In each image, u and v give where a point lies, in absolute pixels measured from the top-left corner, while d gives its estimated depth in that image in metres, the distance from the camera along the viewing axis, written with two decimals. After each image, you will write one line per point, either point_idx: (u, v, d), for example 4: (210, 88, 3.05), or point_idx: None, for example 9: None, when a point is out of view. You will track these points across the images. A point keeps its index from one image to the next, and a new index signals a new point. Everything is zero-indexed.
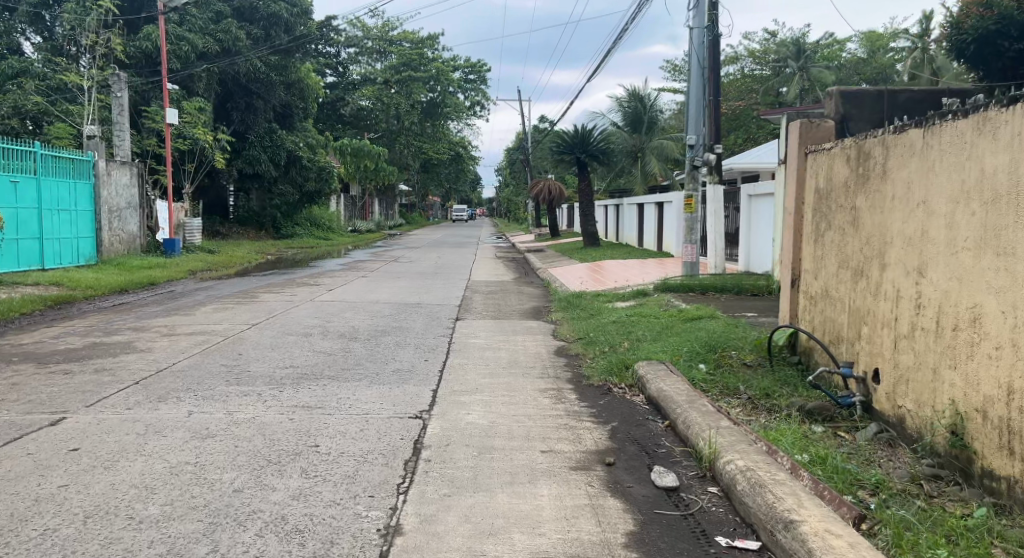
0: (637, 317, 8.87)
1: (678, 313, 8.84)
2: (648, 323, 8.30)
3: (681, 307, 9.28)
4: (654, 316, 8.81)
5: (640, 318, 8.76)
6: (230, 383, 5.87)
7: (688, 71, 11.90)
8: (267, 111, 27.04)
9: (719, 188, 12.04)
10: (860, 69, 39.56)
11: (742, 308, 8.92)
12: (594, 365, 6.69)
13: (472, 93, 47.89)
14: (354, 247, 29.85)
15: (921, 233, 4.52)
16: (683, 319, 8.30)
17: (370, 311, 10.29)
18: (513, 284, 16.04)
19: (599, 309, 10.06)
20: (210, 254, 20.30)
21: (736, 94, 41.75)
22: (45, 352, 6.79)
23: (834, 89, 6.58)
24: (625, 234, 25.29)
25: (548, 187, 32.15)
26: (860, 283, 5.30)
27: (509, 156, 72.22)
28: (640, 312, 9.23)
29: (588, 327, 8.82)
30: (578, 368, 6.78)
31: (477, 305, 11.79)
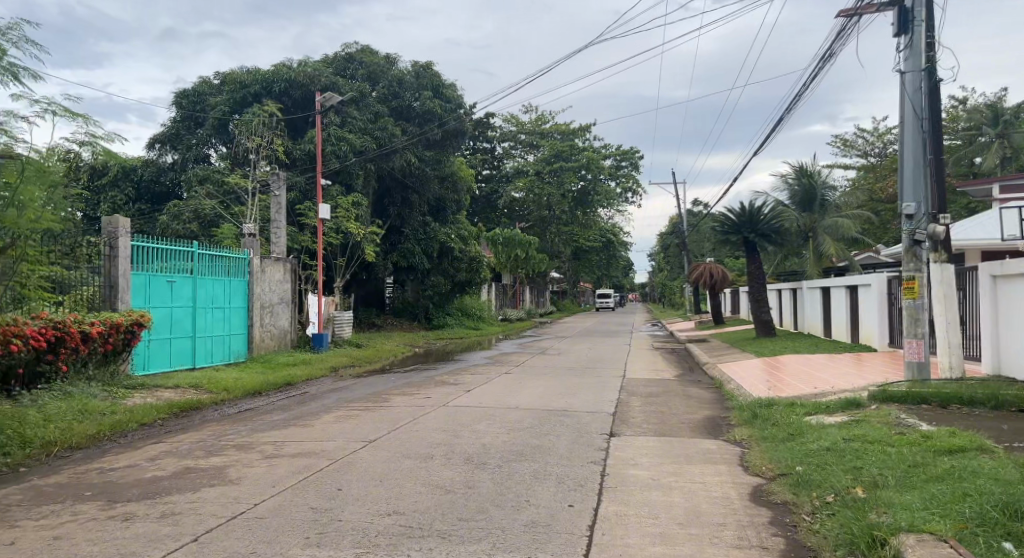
0: (863, 444, 6.57)
1: (925, 443, 6.38)
2: (885, 458, 5.99)
3: (923, 432, 6.88)
4: (888, 447, 6.40)
5: (868, 447, 6.46)
6: None
7: (899, 121, 9.68)
8: (421, 204, 26.80)
9: (950, 267, 9.58)
10: None
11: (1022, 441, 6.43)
12: (824, 537, 4.52)
13: (625, 180, 46.58)
14: (504, 338, 28.61)
15: None
16: (941, 455, 5.95)
17: (507, 422, 8.55)
18: (679, 383, 13.81)
19: (800, 426, 7.79)
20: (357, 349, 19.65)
21: None
22: (126, 498, 5.76)
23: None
24: (806, 321, 22.26)
25: (709, 270, 29.62)
26: None
27: (664, 240, 69.85)
28: (863, 436, 6.87)
29: (796, 457, 6.52)
30: (799, 541, 4.60)
31: (638, 414, 9.76)
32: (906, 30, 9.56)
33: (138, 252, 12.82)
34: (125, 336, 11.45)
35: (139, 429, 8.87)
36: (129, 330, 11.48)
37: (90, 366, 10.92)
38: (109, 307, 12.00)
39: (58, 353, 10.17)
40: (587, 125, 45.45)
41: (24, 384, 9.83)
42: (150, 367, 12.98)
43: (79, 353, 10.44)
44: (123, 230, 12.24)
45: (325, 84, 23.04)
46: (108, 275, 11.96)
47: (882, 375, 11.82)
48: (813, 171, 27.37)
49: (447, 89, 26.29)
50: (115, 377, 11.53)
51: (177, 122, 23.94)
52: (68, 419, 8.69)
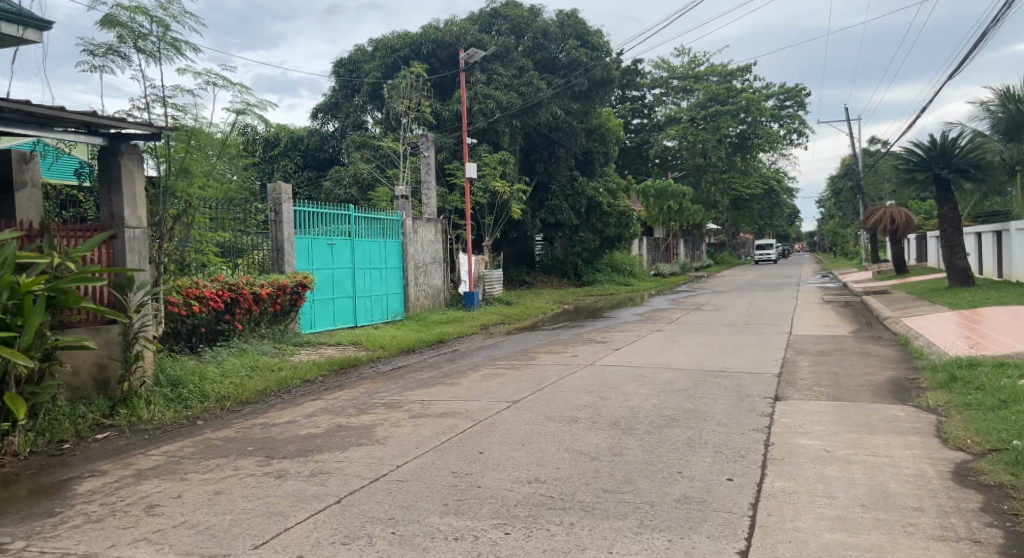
0: None
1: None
2: None
3: None
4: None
5: None
6: (439, 536, 4.00)
7: None
8: (569, 158, 26.17)
9: None
10: None
11: None
12: None
13: (787, 121, 43.45)
14: (658, 293, 27.67)
15: None
16: None
17: (659, 383, 7.93)
18: (854, 340, 12.52)
19: (1011, 391, 6.65)
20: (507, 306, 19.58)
21: None
22: (273, 456, 5.74)
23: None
24: (1015, 269, 19.65)
25: (888, 216, 27.02)
26: None
27: (832, 186, 65.03)
28: None
29: (1012, 430, 5.49)
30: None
31: (808, 375, 8.80)
32: None
33: (300, 216, 13.14)
34: (292, 297, 11.78)
35: (298, 386, 9.05)
36: (295, 291, 11.79)
37: (262, 325, 11.32)
38: (277, 270, 12.39)
39: (233, 313, 10.49)
40: (745, 66, 42.62)
41: (206, 340, 10.16)
42: (317, 326, 13.44)
43: (252, 313, 10.76)
44: (286, 197, 12.52)
45: (471, 42, 22.80)
46: (274, 239, 12.30)
47: None
48: (1022, 96, 23.88)
49: (593, 37, 25.29)
50: (284, 334, 11.90)
51: (334, 90, 24.52)
52: (241, 374, 8.98)
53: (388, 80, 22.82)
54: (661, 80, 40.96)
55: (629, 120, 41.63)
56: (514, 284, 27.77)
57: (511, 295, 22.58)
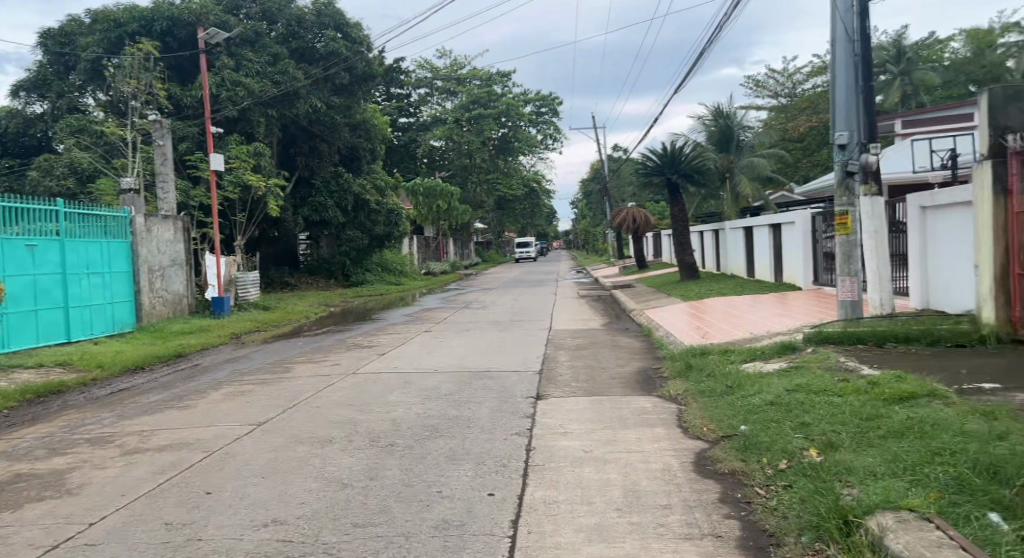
0: (806, 396, 6.10)
1: (872, 392, 5.95)
2: (836, 410, 5.51)
3: (868, 378, 6.47)
4: (835, 398, 5.91)
5: (813, 399, 5.99)
6: None
7: (831, 46, 9.38)
8: (331, 154, 25.26)
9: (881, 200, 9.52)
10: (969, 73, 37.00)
11: (972, 382, 6.15)
12: (787, 519, 3.90)
13: (545, 126, 45.65)
14: (427, 292, 27.63)
15: None
16: (891, 404, 5.55)
17: (422, 389, 7.67)
18: (607, 333, 13.25)
19: (740, 376, 7.29)
20: (264, 311, 18.35)
21: None
22: None
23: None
24: (728, 261, 22.28)
25: (633, 215, 29.26)
26: None
27: (586, 188, 69.77)
28: (806, 386, 6.44)
29: (738, 414, 5.99)
30: (757, 526, 3.93)
31: (567, 370, 9.06)
32: None
33: None
34: None
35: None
36: None
37: None
38: None
39: None
40: (505, 70, 44.09)
41: None
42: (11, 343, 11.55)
43: None
44: None
45: (215, 22, 20.97)
46: None
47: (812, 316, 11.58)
48: (728, 112, 26.95)
49: (351, 28, 24.47)
50: None
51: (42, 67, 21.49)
52: None
53: (115, 61, 20.34)
54: (425, 80, 41.20)
55: (393, 119, 41.21)
56: (275, 287, 26.25)
57: (271, 298, 21.26)
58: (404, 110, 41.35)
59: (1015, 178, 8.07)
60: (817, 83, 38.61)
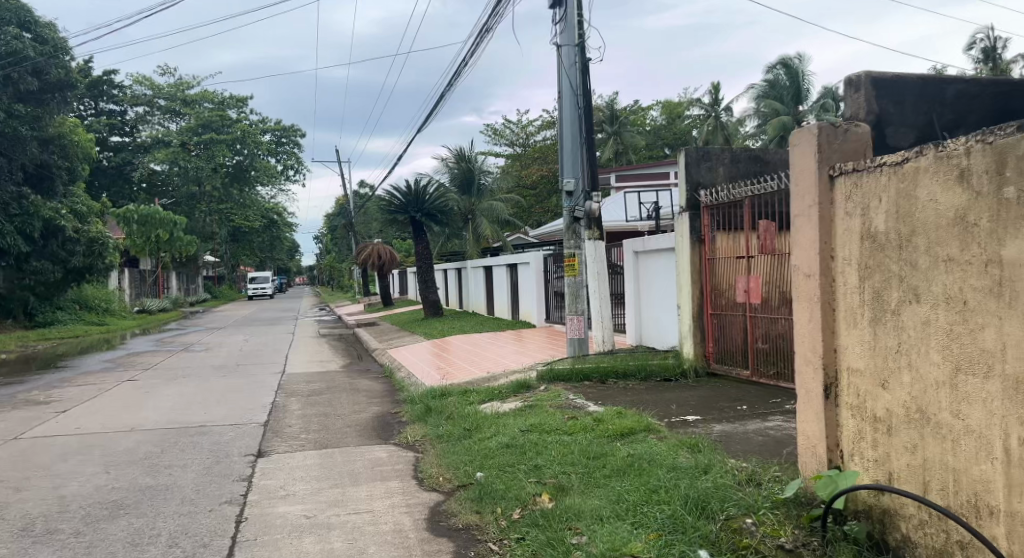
0: (537, 438, 6.16)
1: (598, 430, 6.15)
2: (565, 451, 5.60)
3: (595, 415, 6.75)
4: (565, 439, 6.03)
5: (544, 440, 6.07)
6: None
7: (558, 100, 10.04)
8: (15, 171, 21.75)
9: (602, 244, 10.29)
10: (667, 136, 42.95)
11: (680, 414, 6.63)
12: None
13: (284, 157, 44.06)
14: (144, 333, 24.89)
15: None
16: (618, 439, 5.82)
17: (116, 455, 6.60)
18: (343, 376, 12.73)
19: (477, 418, 7.24)
20: None
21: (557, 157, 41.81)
22: None
23: (861, 74, 4.13)
24: (471, 301, 22.86)
25: (377, 251, 28.98)
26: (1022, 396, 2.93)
27: (328, 223, 68.52)
28: (539, 426, 6.55)
29: (474, 459, 5.89)
30: None
31: (295, 421, 8.43)
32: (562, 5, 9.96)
33: None
34: None
35: None
36: None
37: None
38: None
39: None
40: (238, 96, 41.90)
41: None
42: None
43: None
44: None
45: None
46: None
47: (543, 354, 12.10)
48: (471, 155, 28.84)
49: (42, 28, 21.37)
50: None
51: None
52: None
53: None
54: (144, 100, 37.80)
55: (104, 137, 37.18)
56: None
57: None
58: (118, 128, 37.57)
59: (707, 228, 9.01)
60: (547, 134, 41.68)
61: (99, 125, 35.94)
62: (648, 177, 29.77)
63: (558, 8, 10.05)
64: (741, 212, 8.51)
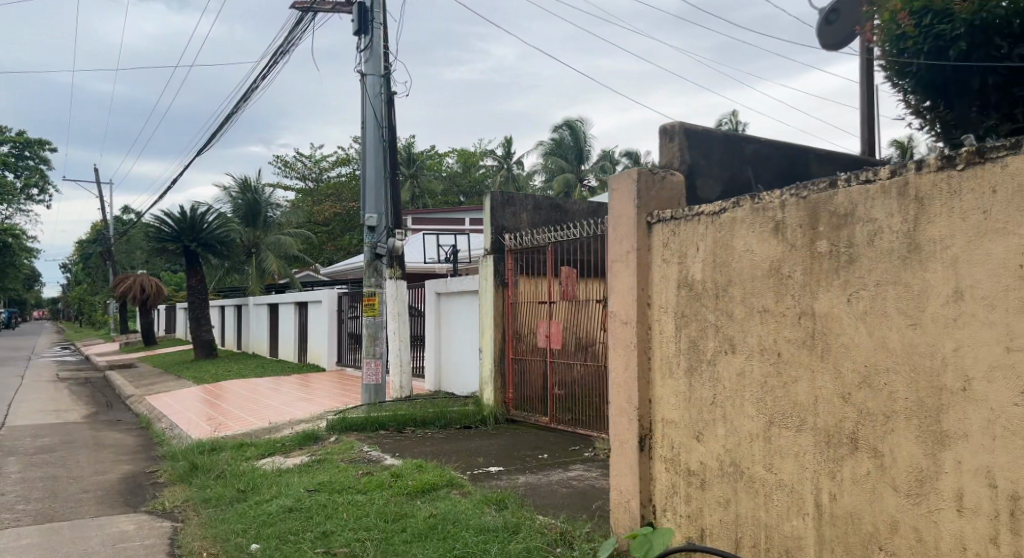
0: (329, 499, 5.65)
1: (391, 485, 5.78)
2: (359, 512, 5.20)
3: (389, 469, 6.39)
4: (358, 497, 5.59)
5: (333, 502, 5.54)
6: None
7: (361, 130, 9.72)
8: None
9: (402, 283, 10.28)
10: (460, 183, 43.48)
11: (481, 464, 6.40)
12: None
13: (27, 172, 39.55)
14: None
15: (940, 399, 2.55)
16: (417, 494, 5.49)
17: None
18: (89, 429, 11.34)
19: (268, 483, 6.68)
20: None
21: (351, 195, 41.15)
22: None
23: (674, 124, 4.13)
24: (250, 341, 21.47)
25: (140, 283, 26.28)
26: (833, 451, 2.92)
27: (84, 250, 61.84)
28: (330, 485, 6.07)
29: (248, 527, 5.37)
30: None
31: (19, 491, 7.30)
32: (367, 33, 9.71)
33: None
34: None
35: None
36: None
37: None
38: None
39: None
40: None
41: None
42: None
43: None
44: None
45: None
46: None
47: (323, 402, 11.58)
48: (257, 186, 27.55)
49: None
50: None
51: None
52: None
53: None
54: None
55: None
56: None
57: None
58: None
59: (510, 272, 9.04)
60: (340, 171, 40.90)
61: None
62: (442, 222, 30.00)
63: (362, 36, 9.76)
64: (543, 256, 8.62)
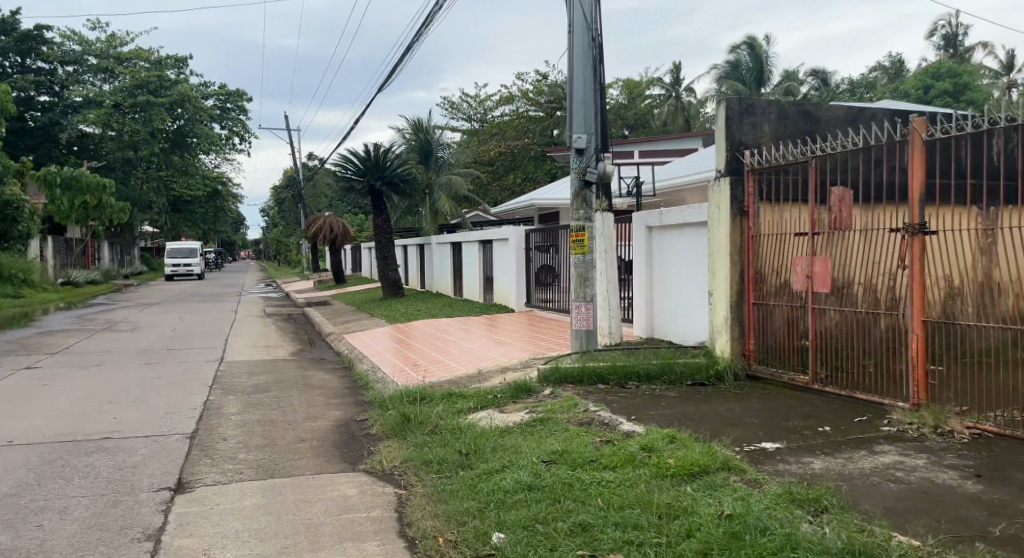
0: (569, 476, 5.10)
1: (645, 462, 5.11)
2: (609, 495, 4.67)
3: (624, 438, 5.73)
4: (607, 475, 5.00)
5: (574, 479, 5.04)
6: None
7: (567, 37, 8.63)
8: None
9: (608, 218, 9.33)
10: (621, 113, 40.64)
11: (748, 434, 5.46)
12: None
13: (230, 124, 42.68)
14: (64, 308, 23.15)
15: None
16: (686, 474, 4.77)
17: (36, 521, 5.36)
18: (298, 370, 11.47)
19: (487, 443, 6.27)
20: None
21: (514, 132, 40.40)
22: None
23: None
24: (433, 280, 21.19)
25: (329, 224, 27.04)
26: None
27: (279, 193, 66.77)
28: (562, 453, 5.57)
29: (484, 507, 4.92)
30: None
31: (243, 447, 7.21)
32: None
33: None
34: None
35: None
36: None
37: None
38: None
39: None
40: (181, 58, 40.81)
41: None
42: None
43: None
44: None
45: None
46: None
47: (520, 346, 10.87)
48: (427, 127, 27.21)
49: None
50: None
51: None
52: None
53: None
54: (76, 55, 37.60)
55: (35, 95, 36.77)
56: None
57: None
58: (50, 87, 36.82)
59: (751, 197, 7.49)
60: (503, 109, 40.37)
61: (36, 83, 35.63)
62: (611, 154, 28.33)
63: None
64: (799, 176, 7.03)
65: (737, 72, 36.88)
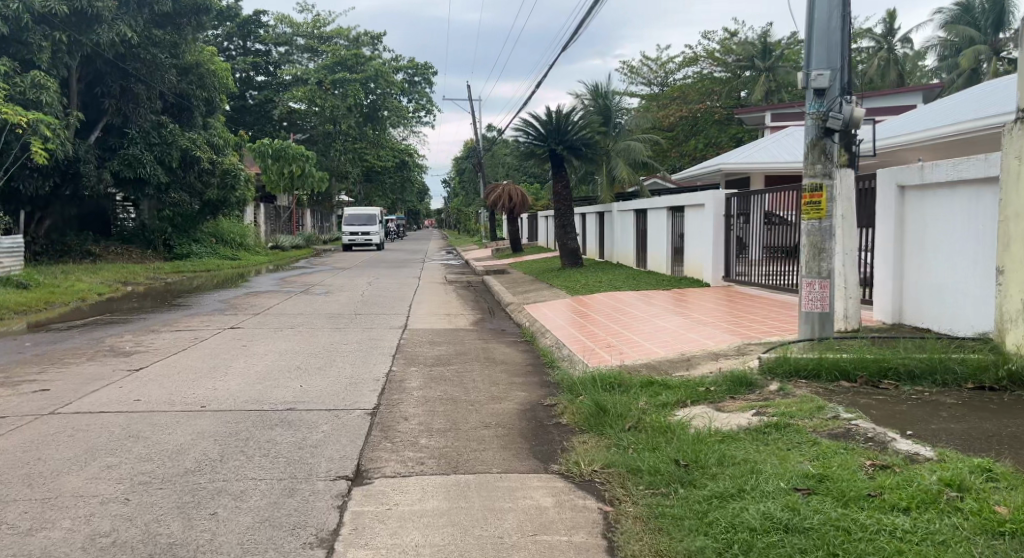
0: (843, 516, 3.74)
1: (957, 508, 3.68)
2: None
3: (909, 465, 4.26)
4: (904, 522, 3.60)
5: (853, 522, 3.67)
6: None
7: None
8: (151, 99, 21.78)
9: (849, 176, 7.69)
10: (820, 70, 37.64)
11: None
12: None
13: (417, 97, 43.69)
14: (264, 270, 24.33)
15: None
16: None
17: (207, 507, 4.72)
18: (479, 342, 10.69)
19: (712, 451, 5.00)
20: (43, 306, 14.67)
21: (697, 96, 37.84)
22: None
23: None
24: (615, 250, 19.93)
25: (508, 192, 26.49)
26: None
27: (461, 164, 68.34)
28: (824, 480, 4.20)
29: (724, 549, 3.71)
30: None
31: (423, 432, 6.39)
32: None
33: None
34: None
35: None
36: None
37: None
38: None
39: None
40: (377, 34, 42.43)
41: None
42: None
43: None
44: None
45: None
46: None
47: (724, 327, 9.39)
48: (607, 92, 25.91)
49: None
50: None
51: None
52: None
53: None
54: (288, 36, 40.29)
55: (251, 76, 39.70)
56: (83, 257, 22.27)
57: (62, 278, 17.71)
58: (264, 68, 39.70)
59: None
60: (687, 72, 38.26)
61: (249, 62, 38.24)
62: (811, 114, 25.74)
63: None
64: None
65: (972, 15, 32.88)
